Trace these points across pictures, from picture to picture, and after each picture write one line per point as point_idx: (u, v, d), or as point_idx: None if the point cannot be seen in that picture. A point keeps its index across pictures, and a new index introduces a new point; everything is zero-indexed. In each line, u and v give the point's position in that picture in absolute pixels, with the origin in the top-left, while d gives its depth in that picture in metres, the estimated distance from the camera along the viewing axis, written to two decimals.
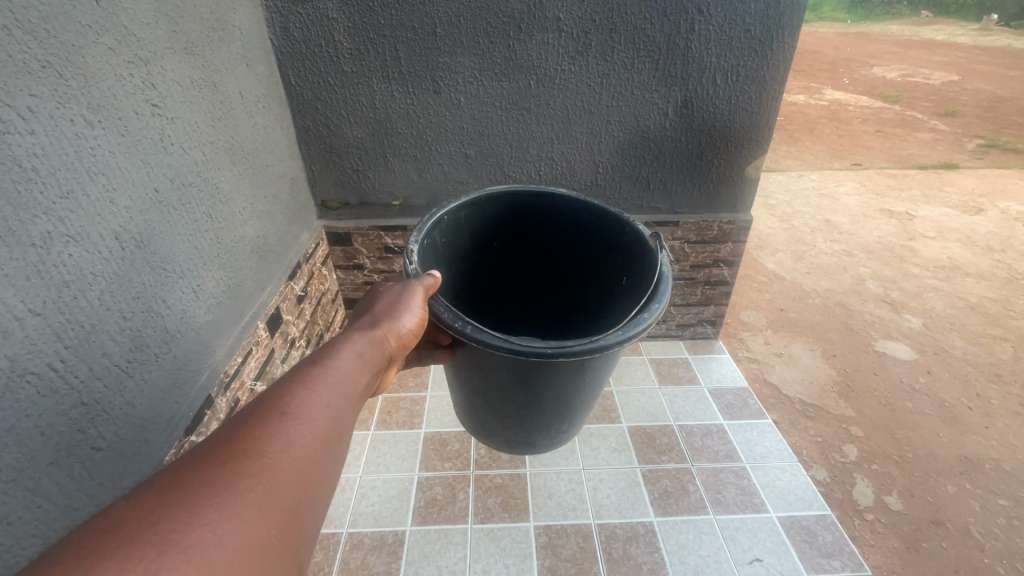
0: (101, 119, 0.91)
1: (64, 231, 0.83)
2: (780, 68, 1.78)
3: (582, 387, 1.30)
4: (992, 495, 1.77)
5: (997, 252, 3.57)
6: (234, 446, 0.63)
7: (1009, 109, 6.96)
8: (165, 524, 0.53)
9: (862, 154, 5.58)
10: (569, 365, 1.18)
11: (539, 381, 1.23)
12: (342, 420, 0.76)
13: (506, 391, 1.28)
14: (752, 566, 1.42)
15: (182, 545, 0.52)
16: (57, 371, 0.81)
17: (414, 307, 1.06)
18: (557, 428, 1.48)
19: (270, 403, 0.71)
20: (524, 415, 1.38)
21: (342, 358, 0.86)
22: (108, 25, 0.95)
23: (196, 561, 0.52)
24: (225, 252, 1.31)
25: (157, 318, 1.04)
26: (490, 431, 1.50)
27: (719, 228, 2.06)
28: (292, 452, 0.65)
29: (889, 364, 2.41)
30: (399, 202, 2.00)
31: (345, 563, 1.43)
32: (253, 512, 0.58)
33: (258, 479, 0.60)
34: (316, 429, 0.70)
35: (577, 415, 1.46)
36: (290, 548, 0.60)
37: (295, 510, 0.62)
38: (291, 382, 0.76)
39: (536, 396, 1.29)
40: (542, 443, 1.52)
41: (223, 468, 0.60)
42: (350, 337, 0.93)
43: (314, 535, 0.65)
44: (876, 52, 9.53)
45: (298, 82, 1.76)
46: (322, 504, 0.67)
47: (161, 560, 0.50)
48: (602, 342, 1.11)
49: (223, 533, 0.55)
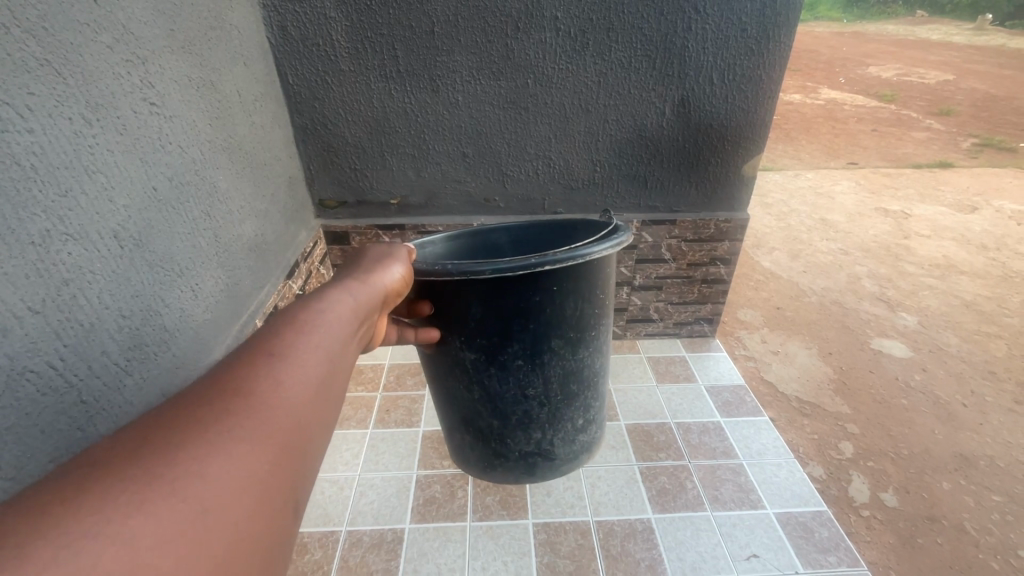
0: (99, 118, 0.91)
1: (64, 230, 0.83)
2: (776, 68, 1.79)
3: (581, 337, 1.32)
4: (987, 492, 1.79)
5: (992, 250, 3.59)
6: (224, 378, 0.59)
7: (1003, 109, 7.00)
8: (150, 456, 0.49)
9: (857, 154, 5.60)
10: (557, 288, 1.21)
11: (534, 323, 1.24)
12: (336, 364, 0.72)
13: (503, 348, 1.27)
14: (750, 562, 1.42)
15: (168, 477, 0.48)
16: (57, 370, 0.81)
17: (397, 264, 1.06)
18: (569, 426, 1.48)
19: (261, 339, 0.67)
20: (533, 402, 1.38)
21: (335, 298, 0.82)
22: (106, 23, 0.95)
23: (185, 494, 0.47)
24: (224, 251, 1.31)
25: (156, 316, 1.04)
26: (496, 450, 1.48)
27: (716, 226, 2.07)
28: (287, 385, 0.62)
29: (884, 361, 2.43)
30: (397, 201, 2.00)
31: (343, 561, 1.43)
32: (245, 448, 0.54)
33: (251, 410, 0.57)
34: (313, 366, 0.67)
35: (585, 400, 1.46)
36: (288, 483, 0.57)
37: (289, 450, 0.58)
38: (281, 319, 0.72)
39: (538, 356, 1.29)
40: (562, 452, 1.53)
41: (212, 400, 0.56)
42: (340, 284, 0.88)
43: (312, 474, 0.62)
44: (872, 52, 9.56)
45: (295, 80, 1.76)
46: (318, 443, 0.64)
47: (147, 492, 0.46)
48: (584, 251, 1.15)
49: (215, 467, 0.50)
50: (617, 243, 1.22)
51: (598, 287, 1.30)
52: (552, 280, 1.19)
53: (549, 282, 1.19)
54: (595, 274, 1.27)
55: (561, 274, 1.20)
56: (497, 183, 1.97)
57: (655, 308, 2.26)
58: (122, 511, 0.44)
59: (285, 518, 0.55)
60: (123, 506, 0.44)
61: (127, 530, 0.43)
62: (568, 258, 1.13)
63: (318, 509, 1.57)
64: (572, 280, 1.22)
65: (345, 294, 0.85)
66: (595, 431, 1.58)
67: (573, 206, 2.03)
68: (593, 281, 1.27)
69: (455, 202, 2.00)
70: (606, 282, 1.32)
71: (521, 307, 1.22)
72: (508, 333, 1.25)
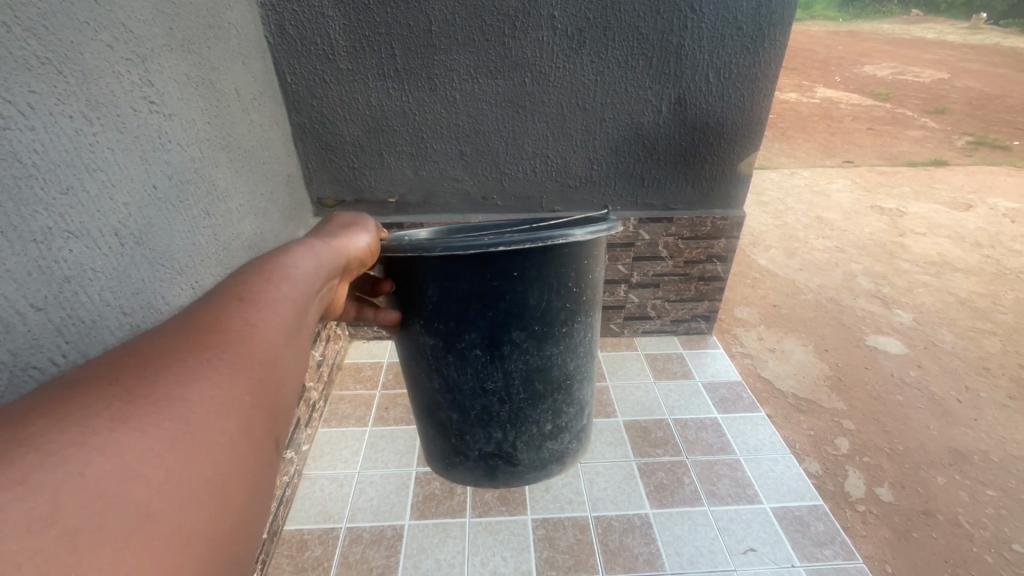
0: (99, 116, 0.92)
1: (65, 227, 0.84)
2: (772, 66, 1.80)
3: (547, 333, 1.26)
4: (981, 486, 1.81)
5: (986, 248, 3.63)
6: (195, 321, 0.63)
7: (997, 107, 7.04)
8: (129, 382, 0.53)
9: (853, 152, 5.62)
10: (519, 273, 1.16)
11: (492, 311, 1.20)
12: (302, 313, 0.77)
13: (460, 334, 1.23)
14: (747, 556, 1.43)
15: (150, 399, 0.52)
16: (59, 366, 0.82)
17: (363, 232, 1.09)
18: (536, 430, 1.40)
19: (229, 290, 0.70)
20: (492, 398, 1.31)
21: (301, 257, 0.85)
22: (107, 21, 0.95)
23: (168, 413, 0.52)
24: (223, 249, 1.31)
25: (156, 313, 1.04)
26: (456, 446, 1.43)
27: (713, 224, 2.08)
28: (260, 331, 0.66)
29: (880, 358, 2.45)
30: (395, 200, 2.00)
31: (343, 558, 1.43)
32: (225, 377, 0.58)
33: (224, 350, 0.60)
34: (283, 316, 0.71)
35: (554, 404, 1.38)
36: (267, 417, 0.61)
37: (268, 383, 0.63)
38: (250, 274, 0.75)
39: (496, 347, 1.24)
40: (526, 459, 1.44)
41: (185, 340, 0.59)
42: (306, 242, 0.91)
43: (288, 414, 0.66)
44: (867, 51, 9.60)
45: (293, 79, 1.76)
46: (293, 381, 0.69)
47: (131, 410, 0.50)
48: (546, 236, 1.08)
49: (196, 392, 0.55)
50: (592, 230, 1.15)
51: (570, 280, 1.23)
52: (514, 264, 1.15)
53: (509, 267, 1.15)
54: (568, 262, 1.21)
55: (523, 258, 1.15)
56: (494, 181, 1.98)
57: (652, 305, 2.27)
58: (108, 425, 0.48)
59: (268, 443, 0.60)
60: (108, 421, 0.48)
61: (111, 446, 0.47)
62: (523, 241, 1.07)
63: (318, 506, 1.58)
64: (537, 267, 1.17)
65: (312, 254, 0.87)
66: (568, 442, 1.49)
67: (571, 204, 2.04)
68: (563, 272, 1.20)
69: (453, 200, 2.01)
70: (581, 275, 1.25)
71: (479, 292, 1.17)
72: (464, 319, 1.21)
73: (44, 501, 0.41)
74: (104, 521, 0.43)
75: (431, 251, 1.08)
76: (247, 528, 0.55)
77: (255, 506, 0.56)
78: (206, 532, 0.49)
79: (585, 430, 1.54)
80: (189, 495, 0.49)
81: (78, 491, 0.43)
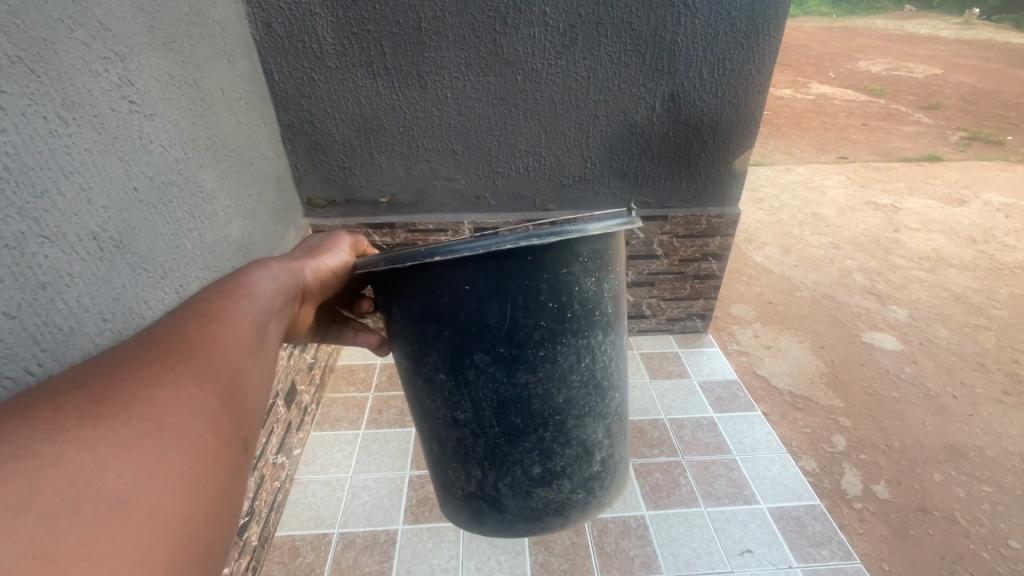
0: (76, 117, 0.89)
1: (40, 232, 0.81)
2: (766, 62, 1.78)
3: (516, 356, 1.09)
4: (977, 482, 1.80)
5: (980, 243, 3.63)
6: (157, 337, 0.68)
7: (991, 102, 7.07)
8: (96, 388, 0.58)
9: (848, 148, 5.62)
10: (470, 286, 1.04)
11: (449, 330, 1.09)
12: (263, 329, 0.82)
13: (425, 356, 1.15)
14: (744, 557, 1.42)
15: (116, 401, 0.57)
16: (35, 374, 0.79)
17: (335, 252, 1.10)
18: (521, 474, 1.20)
19: (191, 310, 0.76)
20: (466, 430, 1.19)
21: (261, 275, 0.91)
22: (82, 19, 0.92)
23: (135, 412, 0.57)
24: (209, 251, 1.28)
25: (139, 318, 1.02)
26: (445, 483, 1.31)
27: (708, 222, 2.07)
28: (220, 343, 0.71)
29: (876, 355, 2.44)
30: (386, 200, 1.98)
31: (335, 564, 1.41)
32: (189, 383, 0.63)
33: (187, 359, 0.66)
34: (242, 332, 0.76)
35: (541, 442, 1.18)
36: (233, 419, 0.66)
37: (230, 390, 0.68)
38: (210, 295, 0.81)
39: (459, 371, 1.13)
40: (512, 505, 1.24)
41: (150, 353, 0.65)
42: (269, 261, 0.96)
43: (255, 419, 0.72)
44: (862, 46, 9.61)
45: (281, 78, 1.74)
46: (256, 391, 0.74)
47: (98, 410, 0.55)
48: (487, 240, 0.96)
49: (160, 395, 0.60)
50: (551, 232, 0.99)
51: (540, 292, 1.06)
52: (463, 277, 1.04)
53: (457, 279, 1.04)
54: (535, 272, 1.04)
55: (474, 270, 1.03)
56: (486, 179, 1.95)
57: (647, 304, 2.25)
58: (77, 423, 0.53)
59: (237, 442, 0.65)
60: (77, 419, 0.53)
61: (80, 440, 0.52)
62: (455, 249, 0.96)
63: (309, 511, 1.56)
64: (491, 278, 1.03)
65: (271, 271, 0.92)
66: (569, 492, 1.25)
67: (564, 202, 2.02)
68: (529, 283, 1.04)
69: (445, 199, 1.99)
70: (557, 287, 1.07)
71: (433, 308, 1.09)
72: (425, 340, 1.13)
73: (20, 488, 0.46)
74: (79, 503, 0.48)
75: (373, 267, 1.03)
76: (222, 517, 0.59)
77: (230, 498, 0.61)
78: (181, 518, 0.54)
79: (598, 480, 1.28)
80: (163, 484, 0.54)
81: (51, 479, 0.48)
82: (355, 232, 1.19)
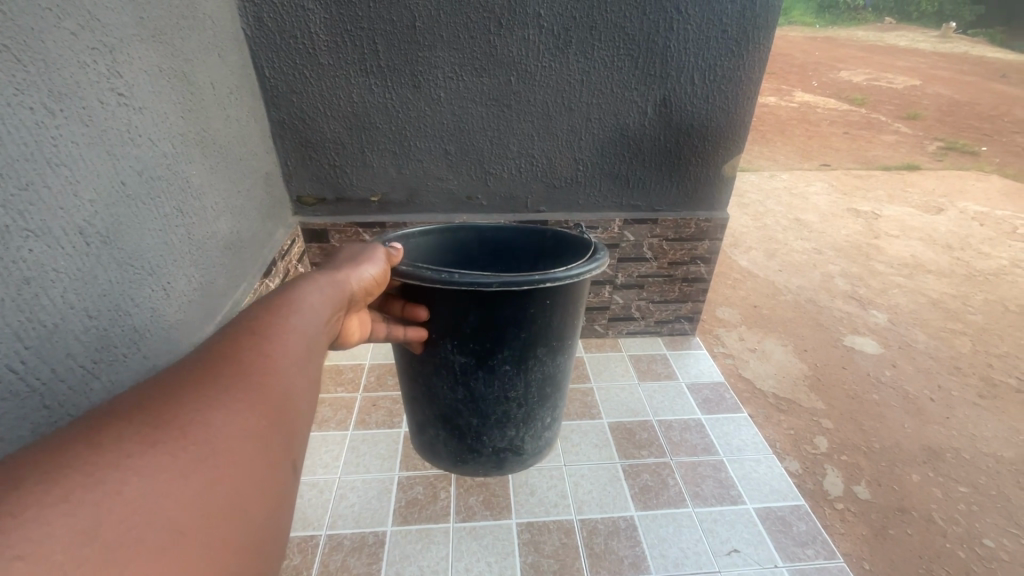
0: (63, 108, 0.87)
1: (24, 225, 0.79)
2: (756, 68, 1.81)
3: (563, 344, 1.41)
4: (954, 483, 1.84)
5: (956, 250, 3.73)
6: (211, 355, 0.67)
7: (967, 114, 7.27)
8: (155, 411, 0.56)
9: (829, 156, 5.74)
10: (550, 299, 1.28)
11: (526, 332, 1.31)
12: (312, 344, 0.80)
13: (493, 353, 1.33)
14: (731, 557, 1.44)
15: (174, 424, 0.55)
16: (18, 372, 0.77)
17: (370, 264, 1.12)
18: (540, 424, 1.54)
19: (242, 325, 0.74)
20: (512, 403, 1.43)
21: (309, 288, 0.90)
22: (70, 8, 0.90)
23: (193, 435, 0.55)
24: (196, 248, 1.26)
25: (125, 317, 1.00)
26: (470, 446, 1.52)
27: (697, 226, 2.09)
28: (274, 362, 0.70)
29: (856, 358, 2.49)
30: (377, 198, 1.96)
31: (322, 566, 1.39)
32: (244, 404, 0.62)
33: (242, 379, 0.64)
34: (293, 347, 0.75)
35: (556, 401, 1.54)
36: (285, 443, 0.64)
37: (284, 410, 0.66)
38: (261, 308, 0.79)
39: (524, 362, 1.36)
40: (530, 448, 1.58)
41: (205, 372, 0.63)
42: (311, 276, 0.95)
43: (304, 439, 0.70)
44: (844, 56, 9.83)
45: (272, 74, 1.71)
46: (307, 410, 0.72)
47: (158, 434, 0.53)
48: (580, 271, 1.24)
49: (217, 420, 0.58)
50: (600, 260, 1.35)
51: (581, 300, 1.40)
52: (547, 295, 1.27)
53: (544, 298, 1.27)
54: (581, 287, 1.36)
55: (552, 289, 1.27)
56: (478, 180, 1.95)
57: (636, 306, 2.27)
58: (136, 447, 0.51)
59: (287, 466, 0.63)
60: (137, 442, 0.51)
61: (143, 467, 0.49)
62: (566, 278, 1.21)
63: (297, 512, 1.53)
64: (565, 294, 1.30)
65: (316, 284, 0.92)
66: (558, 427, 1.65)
67: (556, 205, 2.03)
68: (579, 294, 1.37)
69: (436, 199, 1.98)
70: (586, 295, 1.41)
71: (516, 317, 1.28)
72: (500, 340, 1.31)
73: (86, 519, 0.44)
74: (143, 534, 0.46)
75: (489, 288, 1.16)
76: (272, 547, 0.58)
77: (281, 522, 0.60)
78: (236, 549, 0.52)
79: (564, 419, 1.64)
80: (218, 513, 0.52)
81: (115, 509, 0.46)
82: (387, 244, 1.22)
